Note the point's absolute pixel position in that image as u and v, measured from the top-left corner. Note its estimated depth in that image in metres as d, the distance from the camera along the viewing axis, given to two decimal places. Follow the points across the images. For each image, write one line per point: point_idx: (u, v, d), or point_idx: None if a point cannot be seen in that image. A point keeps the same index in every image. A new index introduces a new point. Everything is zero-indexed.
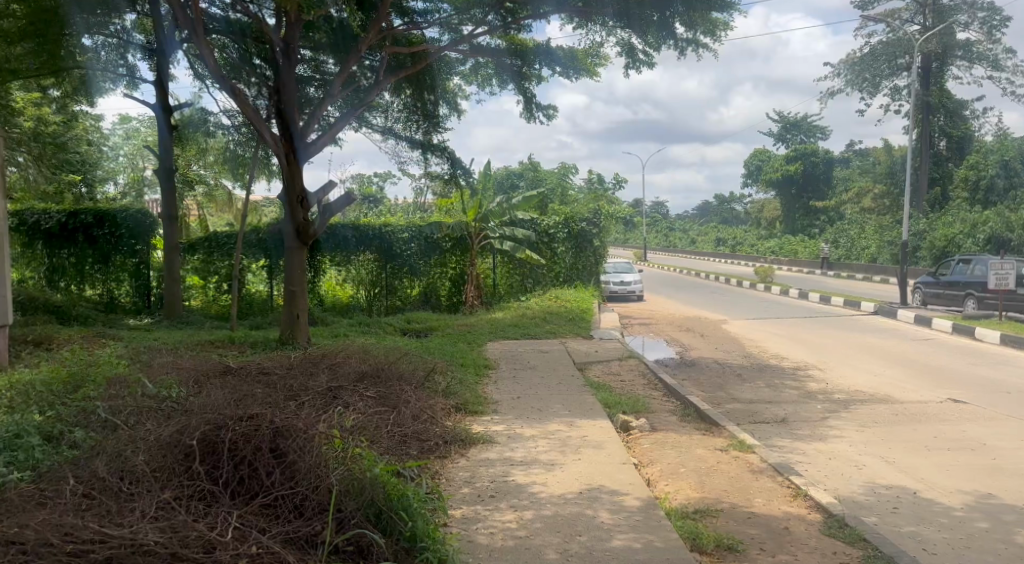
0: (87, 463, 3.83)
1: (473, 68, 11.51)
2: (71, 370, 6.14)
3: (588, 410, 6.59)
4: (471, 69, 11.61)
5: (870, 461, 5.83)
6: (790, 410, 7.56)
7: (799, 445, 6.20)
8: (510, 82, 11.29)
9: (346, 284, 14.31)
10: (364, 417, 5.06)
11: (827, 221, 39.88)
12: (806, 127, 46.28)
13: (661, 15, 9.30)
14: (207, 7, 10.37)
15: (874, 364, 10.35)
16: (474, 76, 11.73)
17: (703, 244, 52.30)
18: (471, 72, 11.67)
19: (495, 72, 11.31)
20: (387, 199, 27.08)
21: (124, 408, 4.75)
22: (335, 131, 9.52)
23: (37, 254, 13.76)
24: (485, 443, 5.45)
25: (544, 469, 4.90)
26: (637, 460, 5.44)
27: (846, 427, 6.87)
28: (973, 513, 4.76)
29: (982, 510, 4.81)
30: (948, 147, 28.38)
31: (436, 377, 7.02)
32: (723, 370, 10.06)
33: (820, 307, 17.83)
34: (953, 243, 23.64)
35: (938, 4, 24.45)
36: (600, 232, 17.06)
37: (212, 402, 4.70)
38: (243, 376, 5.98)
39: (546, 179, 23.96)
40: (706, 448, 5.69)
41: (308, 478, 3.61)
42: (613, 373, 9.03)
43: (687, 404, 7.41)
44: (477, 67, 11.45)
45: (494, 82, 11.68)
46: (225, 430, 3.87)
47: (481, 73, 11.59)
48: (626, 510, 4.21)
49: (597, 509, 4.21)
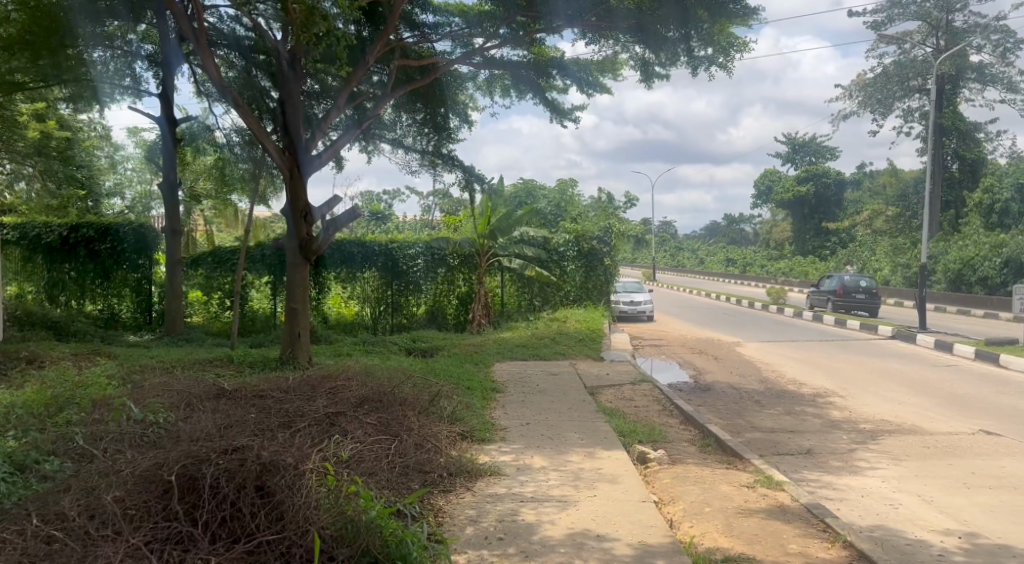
0: (56, 498, 3.50)
1: (487, 81, 11.17)
2: (53, 392, 5.75)
3: (602, 439, 6.20)
4: (484, 81, 11.27)
5: (905, 499, 5.42)
6: (816, 440, 7.13)
7: (827, 481, 5.78)
8: (528, 92, 10.93)
9: (351, 301, 13.95)
10: (363, 447, 4.68)
11: (838, 243, 39.53)
12: (815, 148, 45.98)
13: (676, 30, 8.99)
14: (213, 20, 10.17)
15: (898, 391, 9.93)
16: (489, 88, 11.34)
17: (713, 263, 51.95)
18: (484, 84, 11.32)
19: (511, 85, 10.92)
20: (395, 215, 26.86)
21: (105, 436, 4.40)
22: (339, 146, 9.17)
23: (37, 268, 13.44)
24: (492, 475, 5.07)
25: (555, 507, 4.50)
26: (658, 497, 5.04)
27: (878, 460, 6.45)
28: (980, 558, 4.38)
29: (995, 556, 4.42)
30: (959, 170, 27.92)
31: (442, 401, 6.62)
32: (741, 395, 9.66)
33: (836, 330, 17.38)
34: (970, 265, 23.19)
35: (952, 26, 24.20)
36: (611, 250, 16.61)
37: (199, 431, 4.34)
38: (237, 400, 5.61)
39: (555, 198, 23.64)
40: (731, 485, 5.28)
41: (296, 522, 3.26)
42: (626, 398, 8.63)
43: (706, 433, 7.01)
44: (493, 80, 11.11)
45: (513, 94, 11.25)
46: (206, 464, 3.51)
47: (497, 87, 11.25)
48: (623, 560, 3.82)
49: (590, 559, 3.81)
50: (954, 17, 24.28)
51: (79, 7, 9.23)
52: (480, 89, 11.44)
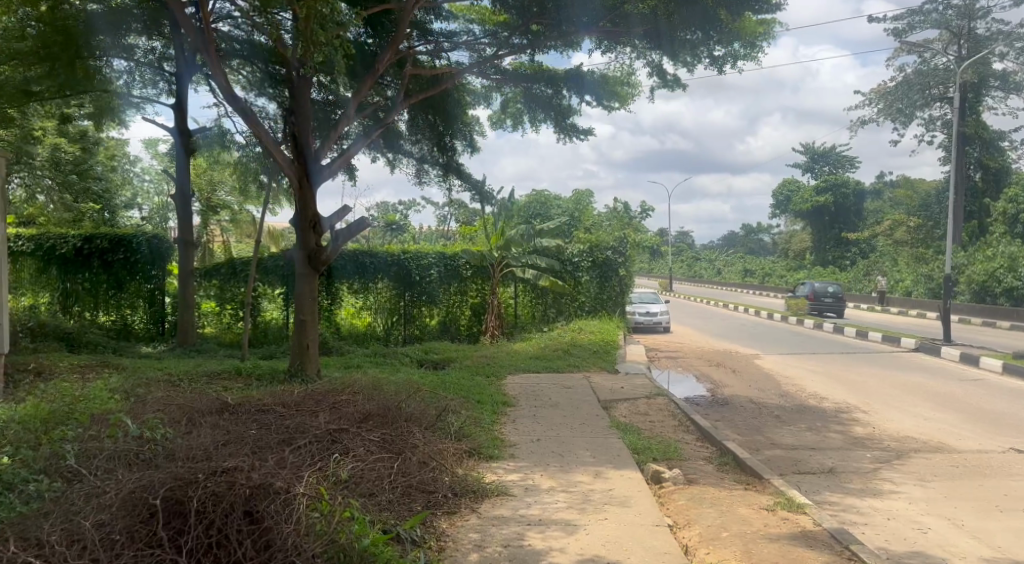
0: (35, 522, 3.36)
1: (500, 105, 11.23)
2: (52, 406, 5.61)
3: (615, 457, 5.98)
4: (499, 110, 11.35)
5: (934, 523, 5.15)
6: (838, 459, 6.86)
7: (851, 504, 5.51)
8: (545, 119, 10.80)
9: (364, 313, 13.73)
10: (365, 466, 4.50)
11: (858, 254, 39.00)
12: (834, 158, 45.57)
13: (694, 34, 8.79)
14: (229, 30, 10.08)
15: (923, 407, 9.61)
16: (502, 118, 11.40)
17: (730, 274, 51.35)
18: (499, 113, 11.38)
19: (525, 108, 10.84)
20: (410, 226, 26.82)
21: (97, 453, 4.25)
22: (350, 155, 9.02)
23: (51, 279, 13.42)
24: (498, 496, 4.86)
25: (563, 531, 4.29)
26: (672, 520, 4.80)
27: (905, 481, 6.16)
28: None
29: None
30: (982, 179, 27.42)
31: (450, 416, 6.42)
32: (760, 410, 9.37)
33: (857, 342, 17.01)
34: (994, 277, 22.70)
35: (974, 33, 23.79)
36: (626, 261, 16.39)
37: (192, 450, 4.17)
38: (239, 416, 5.44)
39: (569, 209, 23.45)
40: (750, 507, 5.03)
41: (283, 551, 3.16)
42: (640, 413, 8.38)
43: (724, 451, 6.75)
44: (506, 105, 11.19)
45: (526, 120, 11.14)
46: (194, 487, 3.38)
47: (509, 113, 11.24)
48: None
49: None
50: (976, 24, 23.91)
51: (97, 16, 9.32)
52: (493, 122, 11.52)
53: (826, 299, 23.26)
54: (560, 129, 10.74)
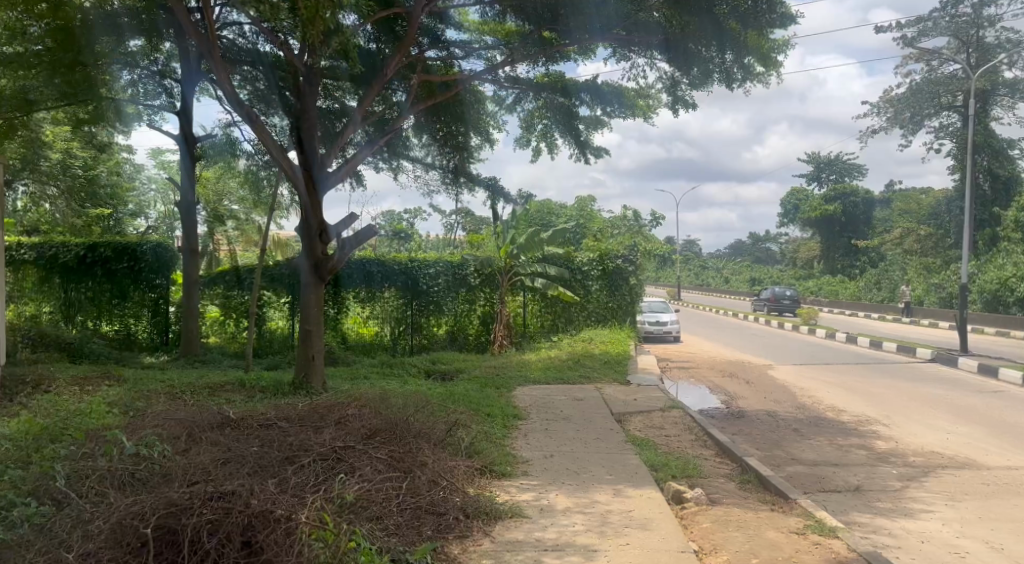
0: (20, 553, 3.21)
1: (526, 123, 10.97)
2: (46, 422, 5.36)
3: (632, 475, 5.71)
4: (527, 129, 11.11)
5: (971, 546, 4.88)
6: (863, 476, 6.58)
7: (881, 525, 5.24)
8: (563, 135, 10.65)
9: (370, 322, 13.47)
10: (371, 486, 4.27)
11: (867, 262, 38.58)
12: (840, 167, 45.32)
13: (708, 47, 8.58)
14: (236, 37, 9.88)
15: (944, 419, 9.33)
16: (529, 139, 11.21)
17: (738, 282, 51.05)
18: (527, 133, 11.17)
19: (550, 123, 10.62)
20: (417, 234, 26.63)
21: (90, 473, 4.02)
22: (357, 162, 8.79)
23: (54, 288, 13.21)
24: (513, 518, 4.60)
25: (583, 557, 4.04)
26: (697, 546, 4.53)
27: (935, 500, 5.89)
28: None
29: None
30: (992, 188, 26.86)
31: (460, 431, 6.16)
32: (778, 422, 9.10)
33: (870, 352, 16.71)
34: (1008, 285, 22.46)
35: (982, 42, 23.54)
36: (636, 269, 16.12)
37: (189, 469, 3.97)
38: (243, 431, 5.20)
39: (575, 217, 23.14)
40: (778, 531, 4.77)
41: None
42: (656, 426, 8.12)
43: (744, 467, 6.49)
44: (530, 122, 10.94)
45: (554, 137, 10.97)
46: (188, 515, 3.22)
47: (537, 131, 11.01)
48: None
49: None
50: (984, 33, 23.64)
51: (104, 20, 9.08)
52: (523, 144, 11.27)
53: (784, 301, 27.21)
54: (575, 147, 10.60)
